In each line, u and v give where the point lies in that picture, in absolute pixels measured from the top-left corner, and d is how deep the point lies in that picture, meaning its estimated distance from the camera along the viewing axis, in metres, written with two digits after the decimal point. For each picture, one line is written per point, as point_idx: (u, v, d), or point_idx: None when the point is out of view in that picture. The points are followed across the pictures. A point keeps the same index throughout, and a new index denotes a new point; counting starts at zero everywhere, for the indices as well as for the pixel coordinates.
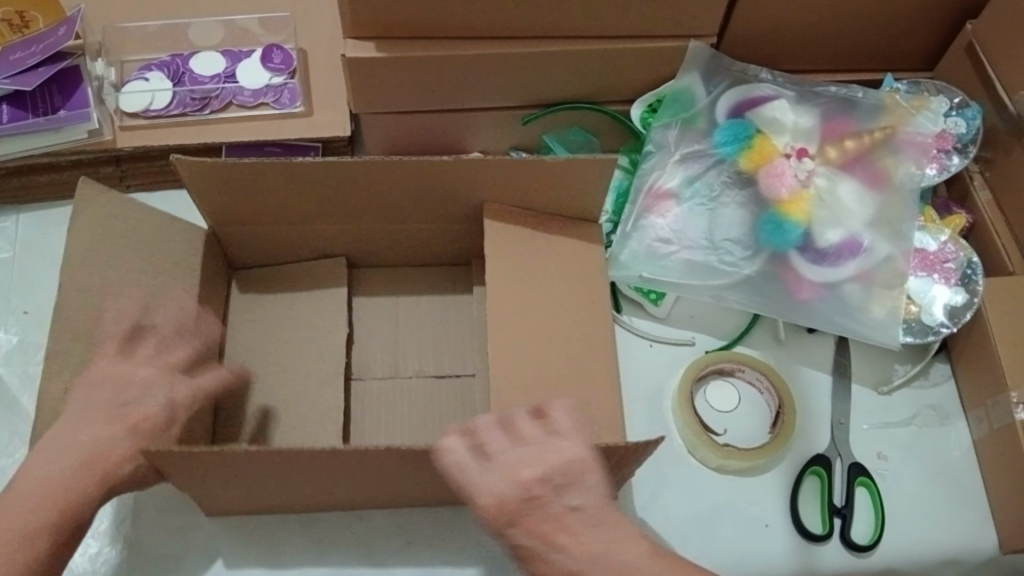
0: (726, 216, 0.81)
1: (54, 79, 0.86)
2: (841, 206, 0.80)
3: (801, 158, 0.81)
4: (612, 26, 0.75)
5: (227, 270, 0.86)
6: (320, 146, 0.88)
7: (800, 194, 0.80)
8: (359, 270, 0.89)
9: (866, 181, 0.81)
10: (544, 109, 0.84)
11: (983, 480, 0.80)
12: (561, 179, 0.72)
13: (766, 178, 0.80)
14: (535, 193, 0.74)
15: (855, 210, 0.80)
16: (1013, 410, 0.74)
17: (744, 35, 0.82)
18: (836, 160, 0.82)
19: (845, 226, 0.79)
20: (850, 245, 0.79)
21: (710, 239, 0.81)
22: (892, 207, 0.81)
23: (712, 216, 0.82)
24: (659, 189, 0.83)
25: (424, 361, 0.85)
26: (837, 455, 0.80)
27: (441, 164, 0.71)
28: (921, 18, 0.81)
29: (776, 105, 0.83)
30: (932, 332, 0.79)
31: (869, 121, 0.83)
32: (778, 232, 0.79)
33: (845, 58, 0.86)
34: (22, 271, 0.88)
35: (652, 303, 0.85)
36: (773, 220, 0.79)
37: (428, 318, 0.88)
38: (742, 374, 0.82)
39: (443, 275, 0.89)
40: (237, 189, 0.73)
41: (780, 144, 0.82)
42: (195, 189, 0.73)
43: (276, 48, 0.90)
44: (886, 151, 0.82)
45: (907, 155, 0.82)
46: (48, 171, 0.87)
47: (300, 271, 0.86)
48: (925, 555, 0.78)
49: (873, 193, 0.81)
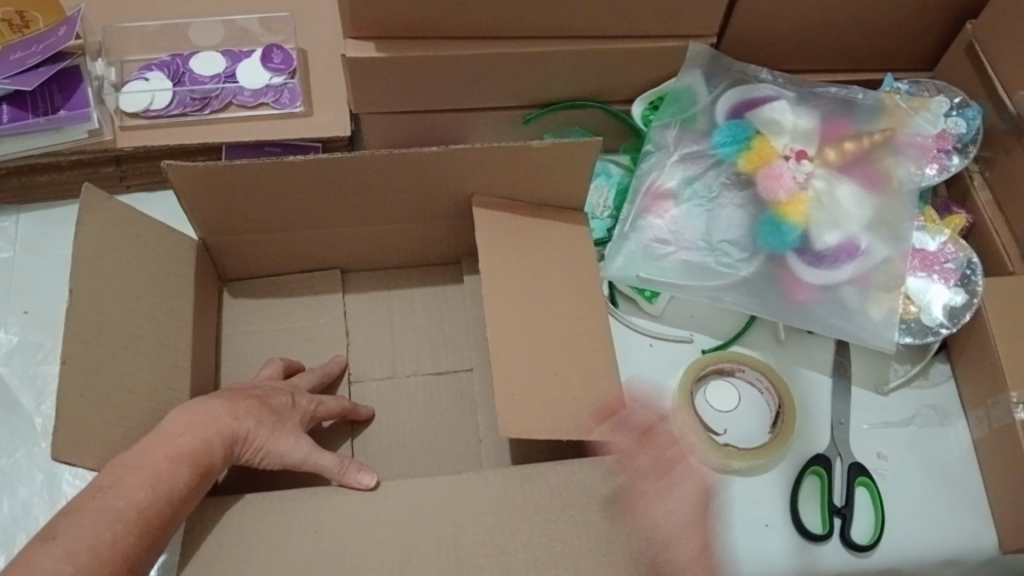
0: (726, 215, 0.82)
1: (54, 79, 0.86)
2: (840, 207, 0.80)
3: (800, 159, 0.81)
4: (612, 26, 0.75)
5: (218, 280, 0.85)
6: (321, 146, 0.88)
7: (800, 194, 0.80)
8: (354, 275, 0.89)
9: (865, 183, 0.81)
10: (544, 108, 0.84)
11: (983, 479, 0.80)
12: (557, 166, 0.72)
13: (765, 179, 0.80)
14: (532, 187, 0.75)
15: (854, 211, 0.80)
16: (1013, 409, 0.74)
17: (743, 35, 0.82)
18: (835, 161, 0.82)
19: (843, 229, 0.80)
20: (849, 247, 0.79)
21: (710, 239, 0.82)
22: (891, 208, 0.81)
23: (712, 216, 0.82)
24: (659, 188, 0.84)
25: (422, 367, 0.85)
26: (836, 455, 0.80)
27: (437, 157, 0.71)
28: (922, 18, 0.81)
29: (776, 107, 0.83)
30: (932, 332, 0.79)
31: (869, 121, 0.83)
32: (777, 233, 0.79)
33: (844, 57, 0.86)
34: (22, 272, 0.88)
35: (646, 300, 0.86)
36: (772, 220, 0.79)
37: (423, 322, 0.88)
38: (742, 374, 0.82)
39: (437, 276, 0.89)
40: (236, 194, 0.73)
41: (779, 146, 0.82)
42: (189, 194, 0.73)
43: (276, 48, 0.89)
44: (886, 151, 0.82)
45: (908, 155, 0.82)
46: (48, 171, 0.87)
47: (299, 282, 0.87)
48: (926, 555, 0.78)
49: (872, 194, 0.81)
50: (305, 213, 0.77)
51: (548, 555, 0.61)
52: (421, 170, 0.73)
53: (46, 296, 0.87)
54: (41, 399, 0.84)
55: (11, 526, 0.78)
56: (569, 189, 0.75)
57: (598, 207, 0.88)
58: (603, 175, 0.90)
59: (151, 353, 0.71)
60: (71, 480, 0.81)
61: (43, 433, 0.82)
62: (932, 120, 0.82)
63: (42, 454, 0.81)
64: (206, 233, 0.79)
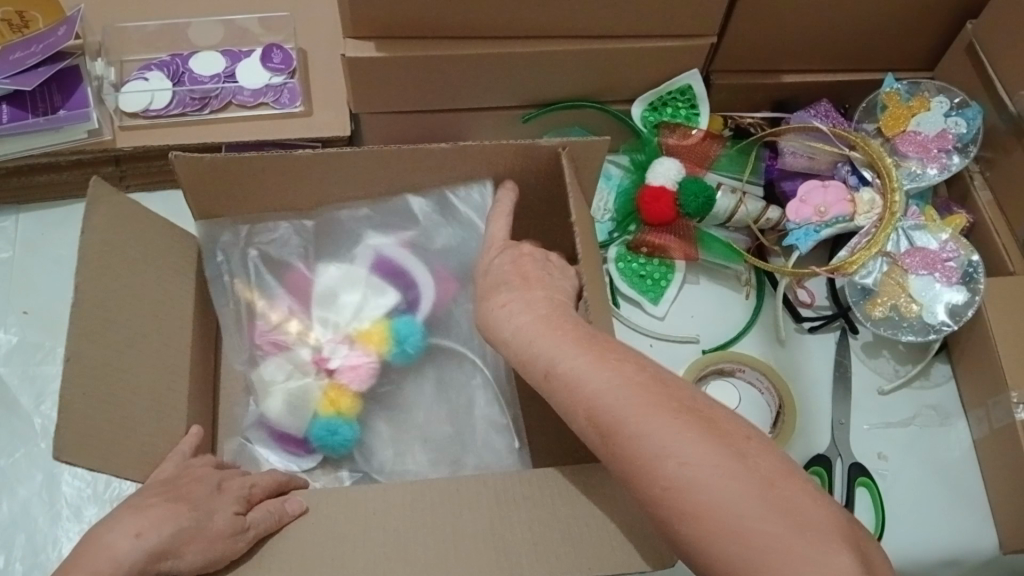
0: (363, 439, 0.80)
1: (54, 79, 0.86)
2: (345, 312, 0.82)
3: (328, 364, 0.80)
4: (612, 26, 0.74)
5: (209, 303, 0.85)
6: (321, 145, 0.88)
7: (333, 386, 0.80)
8: None
9: (311, 283, 0.84)
10: (543, 108, 0.84)
11: (983, 479, 0.80)
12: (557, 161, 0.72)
13: (292, 411, 0.80)
14: (533, 175, 0.77)
15: (341, 277, 0.83)
16: (1014, 409, 0.74)
17: (743, 35, 0.80)
18: (306, 326, 0.83)
19: (361, 302, 0.82)
20: (382, 274, 0.83)
21: (442, 434, 0.81)
22: (397, 210, 0.84)
23: (375, 442, 0.81)
24: (462, 465, 0.79)
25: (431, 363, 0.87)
26: (837, 456, 0.81)
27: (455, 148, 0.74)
28: (924, 18, 0.80)
29: (702, 96, 0.83)
30: (932, 330, 0.78)
31: (239, 258, 0.83)
32: (335, 440, 0.79)
33: (844, 58, 0.84)
34: (21, 272, 0.88)
35: (650, 302, 0.86)
36: (392, 326, 0.81)
37: None
38: (742, 374, 0.83)
39: None
40: (236, 180, 0.75)
41: (378, 324, 0.81)
42: (190, 189, 0.75)
43: (275, 47, 0.89)
44: (238, 312, 0.83)
45: (233, 327, 0.83)
46: (48, 171, 0.87)
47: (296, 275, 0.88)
48: (926, 556, 0.78)
49: (383, 263, 0.84)
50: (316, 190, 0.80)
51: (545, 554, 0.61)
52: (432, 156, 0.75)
53: (47, 296, 0.87)
54: (41, 398, 0.83)
55: (11, 525, 0.78)
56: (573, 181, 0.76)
57: (599, 210, 0.88)
58: (605, 178, 0.90)
59: (150, 357, 0.71)
60: (70, 480, 0.81)
61: (42, 433, 0.82)
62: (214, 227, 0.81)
63: (42, 455, 0.81)
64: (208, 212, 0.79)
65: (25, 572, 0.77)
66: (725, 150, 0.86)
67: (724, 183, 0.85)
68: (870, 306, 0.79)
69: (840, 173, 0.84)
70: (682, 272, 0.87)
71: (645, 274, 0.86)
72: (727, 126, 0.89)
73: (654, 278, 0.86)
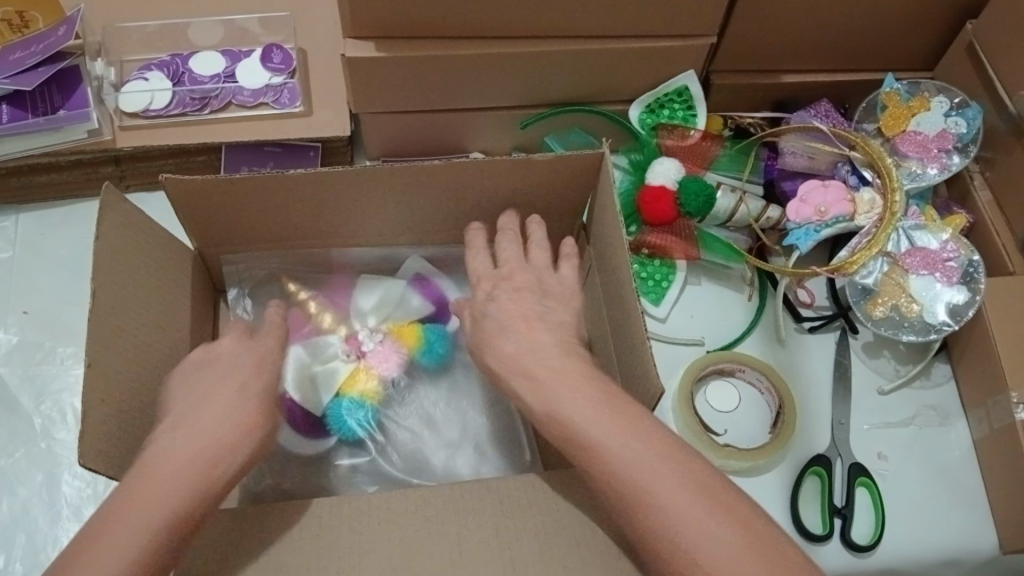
0: (373, 434, 0.83)
1: (54, 79, 0.86)
2: (382, 308, 0.86)
3: (360, 347, 0.84)
4: (612, 25, 0.74)
5: (213, 290, 0.86)
6: (321, 146, 0.89)
7: (361, 370, 0.83)
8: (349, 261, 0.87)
9: (350, 293, 0.87)
10: (542, 113, 0.85)
11: (982, 479, 0.80)
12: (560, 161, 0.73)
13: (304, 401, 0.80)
14: (534, 185, 0.77)
15: (379, 288, 0.86)
16: (1013, 409, 0.74)
17: (744, 36, 0.80)
18: (341, 320, 0.86)
19: (405, 296, 0.86)
20: (423, 289, 0.86)
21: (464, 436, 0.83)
22: (413, 231, 0.84)
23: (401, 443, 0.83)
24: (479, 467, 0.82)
25: None
26: (836, 455, 0.81)
27: (452, 161, 0.73)
28: (924, 19, 0.80)
29: (699, 96, 0.84)
30: (934, 330, 0.78)
31: (264, 278, 0.86)
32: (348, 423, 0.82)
33: (843, 57, 0.84)
34: (22, 272, 0.88)
35: (652, 303, 0.87)
36: (429, 330, 0.85)
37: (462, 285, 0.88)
38: (742, 374, 0.83)
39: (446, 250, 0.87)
40: (232, 201, 0.74)
41: (416, 322, 0.86)
42: (184, 209, 0.74)
43: (276, 47, 0.89)
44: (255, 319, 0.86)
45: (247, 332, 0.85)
46: (47, 171, 0.87)
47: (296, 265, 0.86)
48: (927, 554, 0.78)
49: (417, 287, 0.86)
50: (317, 217, 0.79)
51: (546, 554, 0.61)
52: (429, 178, 0.75)
53: (47, 296, 0.87)
54: (41, 398, 0.83)
55: (11, 526, 0.78)
56: (572, 180, 0.77)
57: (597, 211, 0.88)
58: None
59: (152, 355, 0.71)
60: (71, 480, 0.80)
61: (42, 432, 0.82)
62: (217, 238, 0.80)
63: (43, 455, 0.81)
64: (205, 232, 0.78)
65: (25, 573, 0.77)
66: (725, 150, 0.86)
67: (724, 182, 0.85)
68: (870, 306, 0.79)
69: (840, 173, 0.84)
70: (683, 272, 0.87)
71: (646, 275, 0.86)
72: (727, 126, 0.89)
73: (655, 279, 0.86)
